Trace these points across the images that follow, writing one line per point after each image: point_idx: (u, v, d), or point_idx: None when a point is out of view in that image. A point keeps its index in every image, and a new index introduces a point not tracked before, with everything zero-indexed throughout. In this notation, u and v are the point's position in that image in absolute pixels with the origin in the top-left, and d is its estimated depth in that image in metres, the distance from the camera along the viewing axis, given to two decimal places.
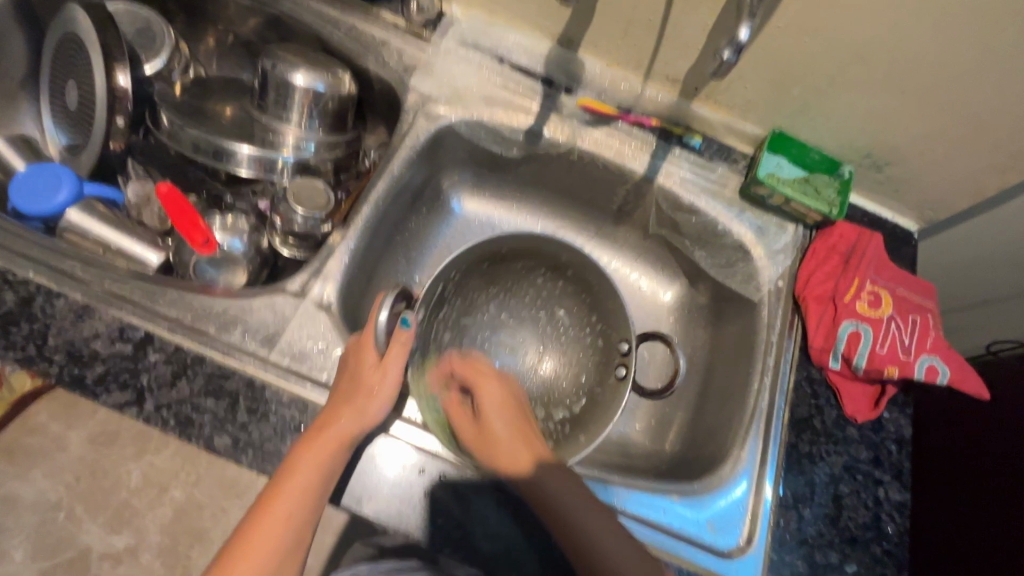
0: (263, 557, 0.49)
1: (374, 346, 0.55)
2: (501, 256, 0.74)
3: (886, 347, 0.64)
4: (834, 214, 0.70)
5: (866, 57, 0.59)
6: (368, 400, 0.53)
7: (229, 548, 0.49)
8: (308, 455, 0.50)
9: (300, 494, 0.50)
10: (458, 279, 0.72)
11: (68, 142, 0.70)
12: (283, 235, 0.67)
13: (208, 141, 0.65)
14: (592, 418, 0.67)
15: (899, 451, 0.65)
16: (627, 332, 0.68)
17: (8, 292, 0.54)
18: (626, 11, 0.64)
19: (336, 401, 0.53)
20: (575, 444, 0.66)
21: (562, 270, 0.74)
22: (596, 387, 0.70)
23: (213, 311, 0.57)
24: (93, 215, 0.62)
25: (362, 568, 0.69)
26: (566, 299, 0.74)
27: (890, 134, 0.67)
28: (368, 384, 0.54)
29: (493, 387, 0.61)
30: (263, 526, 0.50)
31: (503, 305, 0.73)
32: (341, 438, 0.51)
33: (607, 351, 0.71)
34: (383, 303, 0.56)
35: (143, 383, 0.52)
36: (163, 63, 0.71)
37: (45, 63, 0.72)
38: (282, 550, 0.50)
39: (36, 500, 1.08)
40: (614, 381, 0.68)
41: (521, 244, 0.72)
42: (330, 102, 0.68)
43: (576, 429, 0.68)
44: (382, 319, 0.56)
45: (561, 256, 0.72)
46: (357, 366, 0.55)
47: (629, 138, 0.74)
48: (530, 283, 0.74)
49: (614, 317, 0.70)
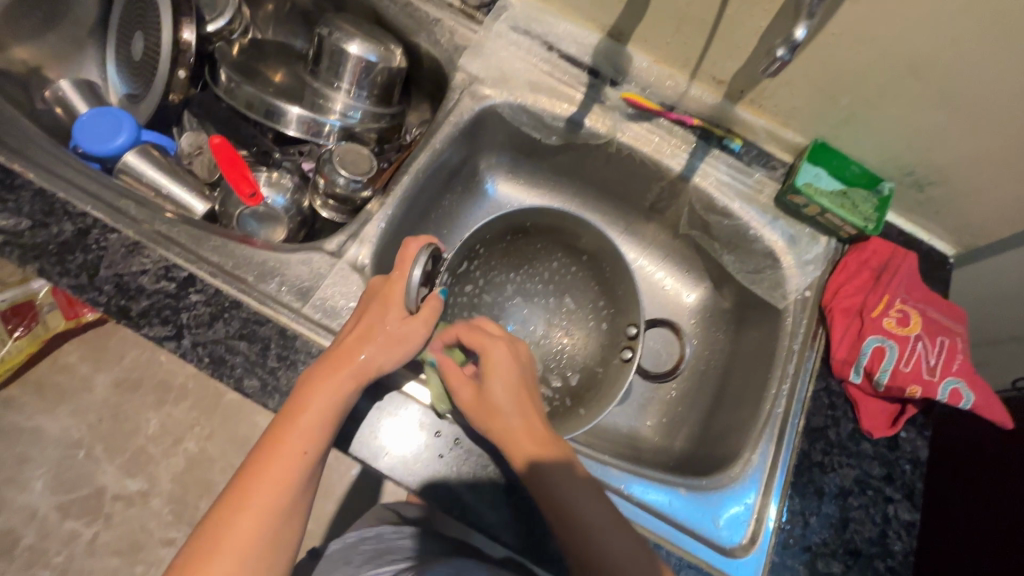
0: (276, 493, 0.47)
1: (404, 301, 0.56)
2: (524, 229, 0.74)
3: (910, 365, 0.63)
4: (870, 229, 0.69)
5: (920, 70, 0.59)
6: (396, 345, 0.54)
7: (237, 485, 0.47)
8: (326, 388, 0.50)
9: (316, 429, 0.49)
10: (482, 254, 0.73)
11: (128, 91, 0.73)
12: (324, 197, 0.69)
13: (262, 101, 0.67)
14: (595, 393, 0.69)
15: (912, 471, 0.64)
16: (635, 316, 0.69)
17: (66, 222, 0.56)
18: (682, 7, 0.64)
19: (360, 338, 0.53)
20: (576, 417, 0.68)
21: (575, 250, 0.74)
22: (598, 366, 0.72)
23: (253, 261, 0.59)
24: (148, 159, 0.65)
25: (386, 530, 0.69)
26: (576, 289, 0.75)
27: (934, 154, 0.66)
28: (396, 333, 0.54)
29: (500, 351, 0.57)
30: (273, 464, 0.48)
31: (518, 284, 0.75)
32: (361, 372, 0.52)
33: (613, 334, 0.72)
34: (417, 260, 0.57)
35: (183, 320, 0.55)
36: (226, 22, 0.72)
37: (114, 15, 0.75)
38: (292, 489, 0.48)
39: (59, 436, 1.12)
40: (619, 362, 0.69)
41: (545, 223, 0.73)
42: (380, 75, 0.70)
43: (576, 404, 0.70)
44: (416, 276, 0.56)
45: (579, 237, 0.72)
46: (386, 315, 0.55)
47: (669, 135, 0.74)
48: (543, 262, 0.75)
49: (619, 297, 0.72)
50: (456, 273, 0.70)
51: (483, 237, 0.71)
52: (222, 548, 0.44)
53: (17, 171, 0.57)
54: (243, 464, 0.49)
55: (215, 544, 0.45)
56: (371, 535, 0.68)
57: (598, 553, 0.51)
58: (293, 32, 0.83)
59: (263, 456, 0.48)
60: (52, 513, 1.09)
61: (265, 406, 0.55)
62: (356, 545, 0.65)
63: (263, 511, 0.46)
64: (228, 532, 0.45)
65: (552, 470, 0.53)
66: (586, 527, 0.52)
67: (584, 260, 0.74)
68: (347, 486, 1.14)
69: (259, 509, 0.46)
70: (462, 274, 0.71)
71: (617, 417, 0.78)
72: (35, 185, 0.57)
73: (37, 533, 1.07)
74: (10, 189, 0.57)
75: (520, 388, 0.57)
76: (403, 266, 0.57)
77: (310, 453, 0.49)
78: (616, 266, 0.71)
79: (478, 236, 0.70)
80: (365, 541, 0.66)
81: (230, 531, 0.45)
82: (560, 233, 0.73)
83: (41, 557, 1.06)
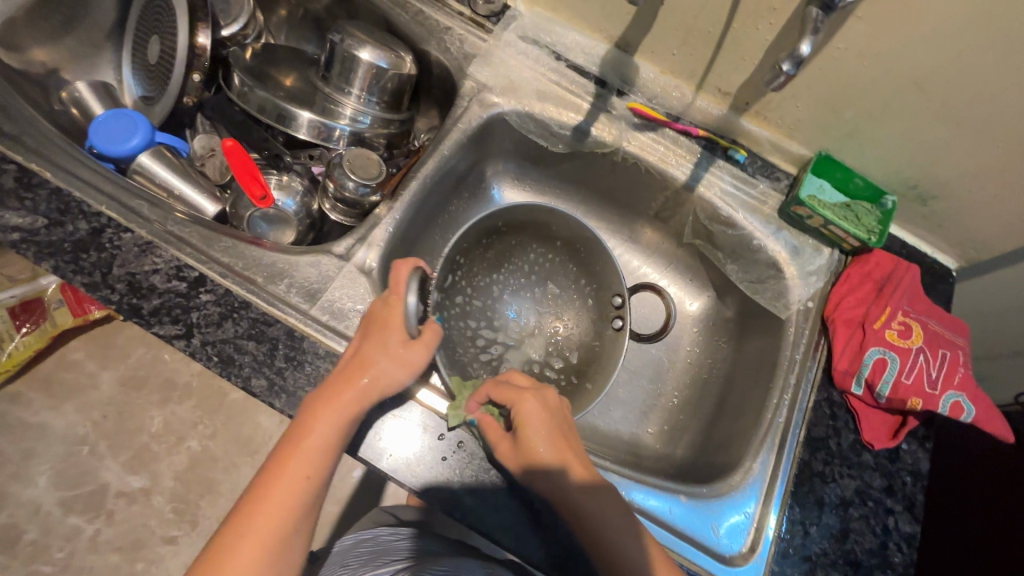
0: (280, 517, 0.46)
1: (402, 326, 0.56)
2: (496, 231, 0.73)
3: (912, 377, 0.64)
4: (873, 241, 0.70)
5: (923, 85, 0.60)
6: (393, 371, 0.54)
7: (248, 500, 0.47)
8: (327, 414, 0.51)
9: (317, 454, 0.49)
10: (463, 264, 0.71)
11: (143, 93, 0.75)
12: (333, 200, 0.69)
13: (274, 104, 0.68)
14: (597, 366, 0.72)
15: (913, 483, 0.65)
16: (617, 286, 0.72)
17: (81, 221, 0.57)
18: (688, 19, 0.65)
19: (358, 366, 0.53)
20: (585, 392, 0.70)
21: (550, 239, 0.75)
22: (594, 340, 0.74)
23: (262, 263, 0.60)
24: (162, 161, 0.66)
25: (383, 532, 0.70)
26: (558, 274, 0.77)
27: (938, 168, 0.67)
28: (399, 359, 0.54)
29: (531, 404, 0.57)
30: (277, 487, 0.48)
31: (499, 278, 0.75)
32: (362, 396, 0.52)
33: (601, 306, 0.74)
34: (409, 287, 0.57)
35: (193, 319, 0.56)
36: (240, 28, 0.75)
37: (131, 19, 0.77)
38: (296, 512, 0.47)
39: (64, 432, 1.13)
40: (612, 332, 0.72)
41: (519, 220, 0.73)
42: (390, 81, 0.71)
43: (582, 380, 0.72)
44: (411, 302, 0.56)
45: (554, 228, 0.74)
46: (386, 340, 0.54)
47: (674, 146, 0.75)
48: (522, 255, 0.76)
49: (601, 274, 0.74)
50: (444, 289, 0.69)
51: (461, 245, 0.70)
52: (224, 573, 0.44)
53: (35, 170, 0.59)
54: (252, 480, 0.49)
55: (224, 557, 0.44)
56: (368, 537, 0.69)
57: (609, 542, 0.52)
58: (304, 38, 0.85)
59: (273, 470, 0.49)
60: (55, 509, 1.09)
61: (271, 405, 0.55)
62: (355, 546, 0.67)
63: (274, 524, 0.46)
64: (237, 549, 0.45)
65: (585, 498, 0.54)
66: (595, 520, 0.53)
67: (560, 246, 0.76)
68: (348, 488, 1.14)
69: (271, 523, 0.46)
70: (450, 288, 0.70)
71: (618, 424, 0.78)
72: (52, 184, 0.58)
73: (40, 528, 1.08)
74: (27, 187, 0.58)
75: (557, 439, 0.56)
76: (397, 290, 0.57)
77: (312, 478, 0.49)
78: (597, 250, 0.72)
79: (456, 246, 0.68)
80: (361, 542, 0.68)
81: (235, 555, 0.44)
82: (534, 227, 0.74)
83: (42, 553, 1.07)
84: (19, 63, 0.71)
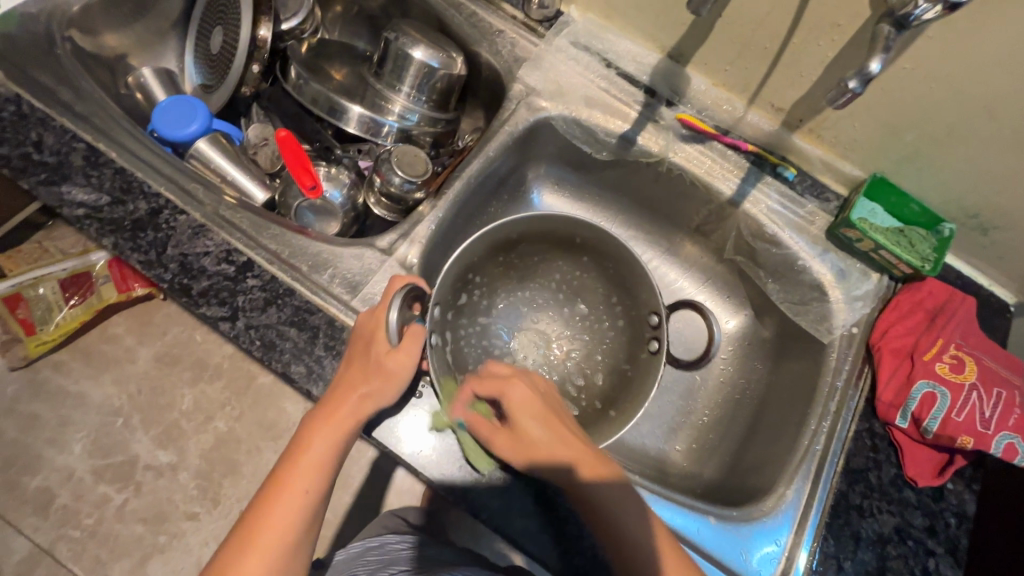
0: (280, 536, 0.47)
1: (385, 337, 0.54)
2: (512, 243, 0.72)
3: (963, 414, 0.61)
4: (926, 269, 0.67)
5: (993, 111, 0.57)
6: (385, 382, 0.53)
7: (263, 494, 0.49)
8: (323, 432, 0.51)
9: (317, 469, 0.50)
10: (478, 283, 0.72)
11: (203, 82, 0.77)
12: (378, 195, 0.71)
13: (327, 98, 0.70)
14: (626, 395, 0.69)
15: (957, 525, 0.62)
16: (654, 304, 0.68)
17: (141, 201, 0.60)
18: (747, 33, 0.64)
19: (349, 380, 0.53)
20: (608, 420, 0.68)
21: (575, 252, 0.74)
22: (626, 364, 0.72)
23: (307, 252, 0.61)
24: (217, 148, 0.68)
25: (389, 540, 0.71)
26: (587, 292, 0.76)
27: (1002, 199, 0.64)
28: (385, 370, 0.53)
29: (519, 389, 0.57)
30: (277, 505, 0.48)
31: (519, 292, 0.76)
32: (357, 411, 0.52)
33: (636, 326, 0.72)
34: (392, 301, 0.55)
35: (239, 303, 0.57)
36: (298, 23, 0.75)
37: (197, 10, 0.79)
38: (298, 532, 0.48)
39: (100, 403, 1.17)
40: (647, 354, 0.69)
41: (531, 230, 0.70)
42: (440, 81, 0.72)
43: (607, 406, 0.70)
44: (393, 316, 0.54)
45: (576, 237, 0.71)
46: (370, 356, 0.54)
47: (722, 159, 0.73)
48: (546, 271, 0.76)
49: (634, 292, 0.71)
50: (456, 307, 0.70)
51: (472, 262, 0.69)
52: None
53: (102, 150, 0.61)
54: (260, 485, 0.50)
55: (246, 546, 0.46)
56: (376, 545, 0.70)
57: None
58: (356, 35, 0.86)
59: (285, 467, 0.50)
60: (87, 476, 1.13)
61: (307, 391, 0.56)
62: (362, 554, 0.68)
63: (289, 520, 0.47)
64: (254, 548, 0.46)
65: (593, 476, 0.53)
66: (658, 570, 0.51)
67: (589, 261, 0.74)
68: (365, 479, 1.11)
69: (285, 517, 0.47)
70: (464, 307, 0.72)
71: (645, 439, 0.77)
72: (117, 165, 0.61)
73: (72, 494, 1.12)
74: (94, 166, 0.61)
75: (548, 416, 0.56)
76: (383, 303, 0.56)
77: (312, 492, 0.49)
78: (623, 261, 0.70)
79: (466, 263, 0.68)
80: (369, 551, 0.68)
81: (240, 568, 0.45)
82: (555, 236, 0.72)
83: (73, 518, 1.11)
84: (91, 47, 0.75)
